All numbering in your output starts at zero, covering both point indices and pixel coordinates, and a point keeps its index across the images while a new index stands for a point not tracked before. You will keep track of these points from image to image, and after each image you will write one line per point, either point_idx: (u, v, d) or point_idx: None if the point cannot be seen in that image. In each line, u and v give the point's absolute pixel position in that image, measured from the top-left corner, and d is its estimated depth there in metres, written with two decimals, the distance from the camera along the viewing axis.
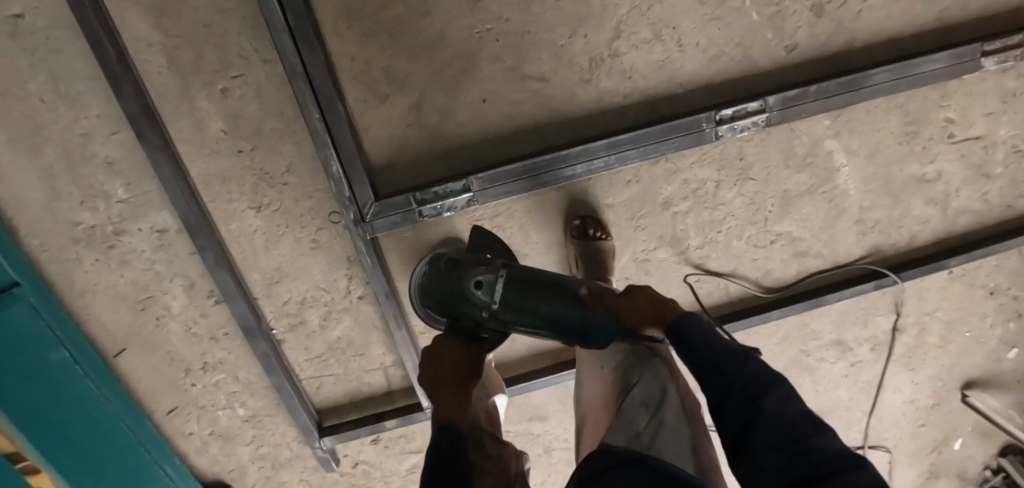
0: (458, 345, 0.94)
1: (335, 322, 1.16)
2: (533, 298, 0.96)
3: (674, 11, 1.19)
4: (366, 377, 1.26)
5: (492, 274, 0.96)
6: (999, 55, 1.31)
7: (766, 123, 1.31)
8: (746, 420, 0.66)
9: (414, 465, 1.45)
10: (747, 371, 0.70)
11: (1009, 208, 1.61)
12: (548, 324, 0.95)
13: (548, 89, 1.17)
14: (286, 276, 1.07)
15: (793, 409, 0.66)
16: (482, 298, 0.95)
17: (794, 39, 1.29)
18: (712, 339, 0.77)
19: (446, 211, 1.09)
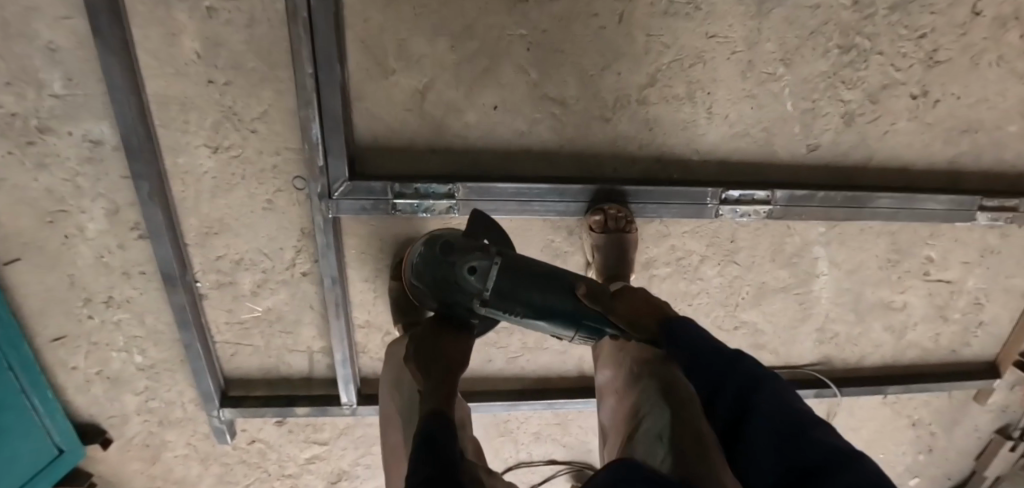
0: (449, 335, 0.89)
1: (268, 292, 1.03)
2: (530, 289, 0.88)
3: (711, 76, 1.13)
4: (287, 357, 1.13)
5: (485, 260, 0.89)
6: (993, 212, 1.34)
7: (768, 215, 1.28)
8: (739, 423, 0.60)
9: (315, 456, 1.33)
10: (737, 367, 0.63)
11: (953, 352, 1.63)
12: (545, 315, 0.89)
13: (565, 117, 1.09)
14: (226, 230, 0.95)
15: (791, 404, 0.59)
16: (474, 285, 0.88)
17: (818, 139, 1.25)
18: (699, 335, 0.69)
19: (423, 211, 0.99)
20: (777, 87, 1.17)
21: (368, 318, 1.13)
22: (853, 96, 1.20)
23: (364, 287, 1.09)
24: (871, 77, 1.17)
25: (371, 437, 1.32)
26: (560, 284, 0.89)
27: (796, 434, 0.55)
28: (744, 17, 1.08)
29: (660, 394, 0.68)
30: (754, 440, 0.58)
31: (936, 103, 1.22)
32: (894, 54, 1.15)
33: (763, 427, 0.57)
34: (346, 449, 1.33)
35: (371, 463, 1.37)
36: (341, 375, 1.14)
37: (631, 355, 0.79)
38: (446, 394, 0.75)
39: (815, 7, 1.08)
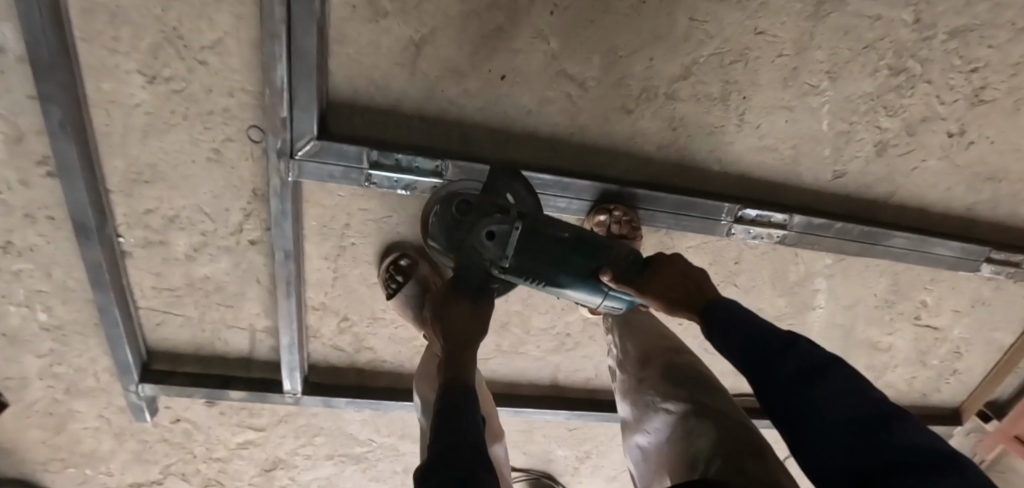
0: (462, 302, 0.78)
1: (207, 257, 0.86)
2: (554, 258, 0.80)
3: (751, 78, 0.99)
4: (225, 334, 0.96)
5: (505, 224, 0.75)
6: (998, 266, 1.26)
7: (781, 240, 1.16)
8: (798, 418, 0.56)
9: (248, 441, 1.15)
10: (796, 358, 0.59)
11: (923, 396, 1.59)
12: (568, 284, 0.82)
13: (583, 101, 0.93)
14: (160, 179, 0.78)
15: (857, 397, 0.54)
16: (492, 253, 0.76)
17: (846, 166, 1.12)
18: (751, 320, 0.65)
19: (402, 188, 0.83)
20: (817, 103, 1.03)
21: (324, 301, 0.97)
22: (892, 123, 1.07)
23: (324, 265, 0.92)
24: (913, 108, 1.05)
25: (315, 428, 1.16)
26: (586, 253, 0.81)
27: (867, 435, 0.51)
28: (800, 17, 0.93)
29: (697, 402, 0.66)
30: (817, 440, 0.54)
31: (970, 144, 1.11)
32: (942, 85, 1.02)
33: (825, 425, 0.53)
34: (287, 436, 1.16)
35: (311, 455, 1.22)
36: (285, 360, 0.98)
37: (664, 357, 0.78)
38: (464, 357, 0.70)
39: (876, 20, 0.94)
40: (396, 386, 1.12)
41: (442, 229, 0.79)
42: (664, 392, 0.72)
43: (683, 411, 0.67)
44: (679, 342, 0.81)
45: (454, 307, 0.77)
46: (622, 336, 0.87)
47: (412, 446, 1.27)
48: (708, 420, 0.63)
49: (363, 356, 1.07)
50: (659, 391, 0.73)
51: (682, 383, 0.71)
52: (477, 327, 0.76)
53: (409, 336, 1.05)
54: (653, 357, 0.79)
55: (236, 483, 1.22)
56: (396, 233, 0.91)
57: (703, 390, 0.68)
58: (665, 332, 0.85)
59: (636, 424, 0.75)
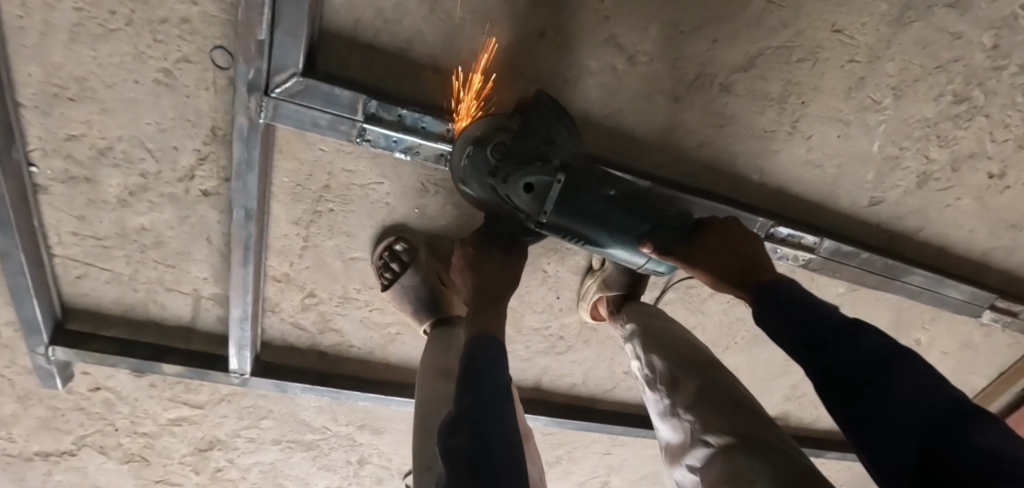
0: (493, 258, 0.73)
1: (147, 204, 0.70)
2: (598, 219, 0.68)
3: (815, 82, 0.82)
4: (163, 297, 0.80)
5: (546, 175, 0.64)
6: (998, 313, 1.14)
7: (804, 264, 1.01)
8: (858, 415, 0.48)
9: (181, 418, 0.99)
10: (858, 347, 0.50)
11: None
12: (607, 246, 0.72)
13: (629, 78, 0.77)
14: (88, 100, 0.60)
15: (933, 397, 0.45)
16: (527, 205, 0.66)
17: (884, 194, 0.98)
18: (812, 305, 0.57)
19: (401, 150, 0.67)
20: (873, 121, 0.87)
21: (288, 272, 0.80)
22: (939, 156, 0.92)
23: (292, 231, 0.75)
24: (964, 143, 0.90)
25: (262, 411, 1.00)
26: (633, 216, 0.69)
27: (940, 440, 0.43)
28: (882, 21, 0.76)
29: (744, 438, 0.62)
30: (877, 440, 0.46)
31: (1004, 190, 0.98)
32: (998, 123, 0.88)
33: (886, 423, 0.46)
34: (228, 419, 1.00)
35: (255, 439, 1.05)
36: (234, 337, 0.81)
37: (696, 370, 0.73)
38: (494, 319, 0.68)
39: (956, 38, 0.78)
40: (361, 373, 0.95)
41: (475, 177, 0.66)
42: (703, 419, 0.67)
43: (727, 446, 0.62)
44: (711, 357, 0.76)
45: (487, 265, 0.73)
46: (645, 348, 0.81)
47: (372, 438, 1.10)
48: (755, 461, 0.59)
49: (327, 339, 0.89)
50: (695, 416, 0.68)
51: (720, 409, 0.66)
52: (506, 285, 0.73)
53: (385, 321, 0.89)
54: (682, 374, 0.74)
55: (166, 461, 1.06)
56: (384, 204, 0.75)
57: (745, 419, 0.64)
58: (695, 343, 0.79)
59: (677, 452, 0.71)
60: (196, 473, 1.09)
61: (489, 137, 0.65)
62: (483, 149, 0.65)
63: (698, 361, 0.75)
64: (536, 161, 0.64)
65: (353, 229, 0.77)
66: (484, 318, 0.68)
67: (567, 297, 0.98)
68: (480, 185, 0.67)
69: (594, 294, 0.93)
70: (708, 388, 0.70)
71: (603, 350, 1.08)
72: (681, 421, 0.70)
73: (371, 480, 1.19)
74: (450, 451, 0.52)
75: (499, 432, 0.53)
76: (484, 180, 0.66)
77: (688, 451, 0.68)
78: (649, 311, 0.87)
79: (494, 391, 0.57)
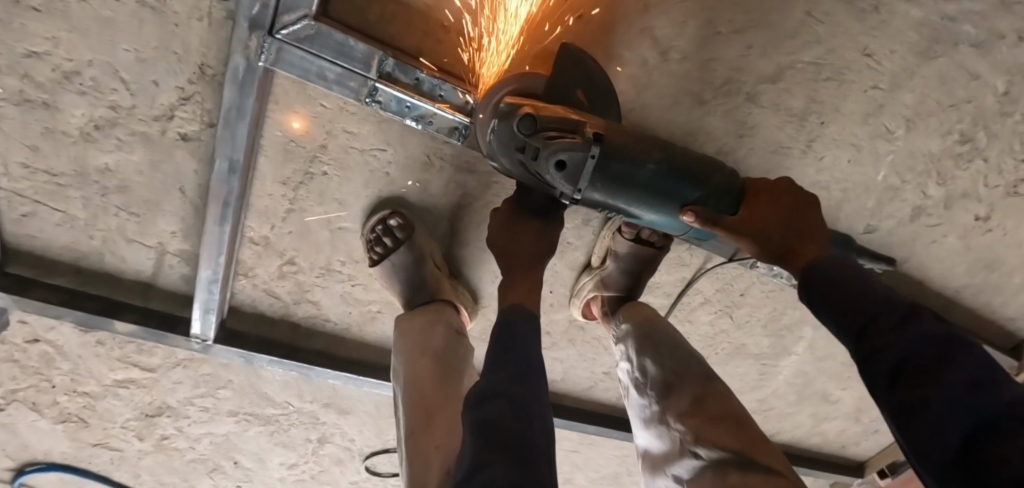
0: (528, 222, 0.68)
1: (115, 142, 0.62)
2: (636, 196, 0.61)
3: (837, 102, 0.77)
4: (121, 249, 0.72)
5: (580, 151, 0.56)
6: None
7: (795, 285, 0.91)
8: (898, 407, 0.43)
9: (128, 380, 0.91)
10: (908, 330, 0.43)
11: None
12: (648, 220, 0.65)
13: (658, 75, 0.71)
14: (55, 15, 0.52)
15: (990, 395, 0.40)
16: (560, 182, 0.59)
17: (879, 225, 0.92)
18: (863, 284, 0.49)
19: (413, 118, 0.62)
20: (882, 151, 0.83)
21: (267, 236, 0.72)
22: (934, 192, 0.88)
23: (279, 192, 0.68)
24: (959, 183, 0.86)
25: (221, 380, 0.92)
26: (676, 187, 0.61)
27: (988, 444, 0.38)
28: (911, 51, 0.72)
29: (733, 451, 0.61)
30: (917, 436, 0.41)
31: (985, 234, 0.93)
32: (993, 168, 0.85)
33: (928, 419, 0.40)
34: (179, 385, 0.92)
35: (209, 409, 0.97)
36: (199, 299, 0.74)
37: (695, 378, 0.71)
38: (525, 290, 0.65)
39: (974, 79, 0.74)
40: (332, 351, 0.88)
41: (503, 152, 0.59)
42: (695, 430, 0.65)
43: (719, 461, 0.61)
44: (706, 365, 0.73)
45: (518, 229, 0.67)
46: (639, 351, 0.78)
47: (337, 417, 1.04)
48: (749, 478, 0.58)
49: (301, 310, 0.82)
50: (687, 425, 0.66)
51: (714, 423, 0.64)
52: (541, 252, 0.68)
53: (366, 299, 0.82)
54: (678, 382, 0.71)
55: (107, 425, 0.98)
56: (383, 174, 0.69)
57: (739, 435, 0.62)
58: (689, 348, 0.75)
59: (663, 460, 0.68)
60: (140, 440, 1.01)
61: (515, 110, 0.57)
62: (510, 124, 0.57)
63: (697, 369, 0.72)
64: (566, 135, 0.56)
65: (346, 196, 0.71)
66: (515, 290, 0.65)
67: (559, 293, 0.92)
68: (509, 160, 0.60)
69: (589, 292, 0.88)
70: (706, 400, 0.67)
71: (587, 351, 1.02)
72: (672, 430, 0.68)
73: (330, 460, 1.13)
74: (476, 416, 0.52)
75: (531, 402, 0.53)
76: (513, 155, 0.59)
77: (676, 460, 0.66)
78: (646, 313, 0.82)
79: (524, 363, 0.56)
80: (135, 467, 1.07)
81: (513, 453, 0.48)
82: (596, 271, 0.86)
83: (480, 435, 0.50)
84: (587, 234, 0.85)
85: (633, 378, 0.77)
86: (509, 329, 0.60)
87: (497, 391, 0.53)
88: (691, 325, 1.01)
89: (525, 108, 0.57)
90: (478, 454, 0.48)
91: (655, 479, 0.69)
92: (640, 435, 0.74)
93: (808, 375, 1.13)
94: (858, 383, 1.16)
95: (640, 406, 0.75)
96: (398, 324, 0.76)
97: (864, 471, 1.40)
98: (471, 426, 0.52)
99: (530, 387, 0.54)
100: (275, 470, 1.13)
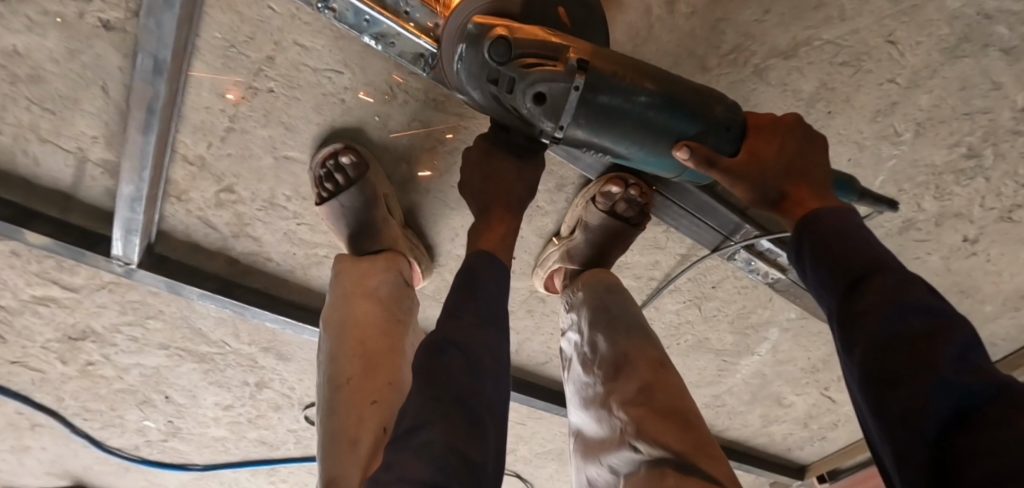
0: (505, 158, 0.61)
1: (25, 20, 0.53)
2: (625, 131, 0.52)
3: (849, 92, 0.69)
4: (35, 150, 0.64)
5: (562, 82, 0.49)
6: None
7: (770, 283, 0.87)
8: (873, 381, 0.36)
9: (48, 298, 0.83)
10: (898, 297, 0.37)
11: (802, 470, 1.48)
12: (636, 163, 0.55)
13: (662, 32, 0.64)
14: None
15: (983, 380, 0.33)
16: (543, 117, 0.52)
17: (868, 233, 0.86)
18: (864, 245, 0.43)
19: (372, 35, 0.54)
20: (885, 155, 0.76)
21: (203, 156, 0.65)
22: (929, 206, 0.82)
23: (216, 105, 0.60)
24: (956, 200, 0.81)
25: (150, 309, 0.85)
26: (669, 119, 0.52)
27: (975, 432, 0.31)
28: (937, 46, 0.65)
29: (667, 448, 0.56)
30: (885, 415, 0.35)
31: (969, 257, 0.88)
32: (992, 189, 0.79)
33: (902, 394, 0.34)
34: (104, 309, 0.85)
35: (138, 339, 0.90)
36: (121, 218, 0.66)
37: (645, 363, 0.66)
38: (501, 234, 0.59)
39: (995, 89, 0.69)
40: (273, 292, 0.81)
41: (474, 84, 0.52)
42: (637, 421, 0.60)
43: (659, 458, 0.56)
44: (660, 350, 0.68)
45: (496, 167, 0.60)
46: (590, 323, 0.73)
47: (276, 363, 0.98)
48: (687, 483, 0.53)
49: (240, 245, 0.75)
50: (627, 414, 0.61)
51: (659, 416, 0.59)
52: (523, 202, 0.62)
53: (312, 242, 0.76)
54: (626, 362, 0.66)
55: (26, 343, 0.91)
56: (337, 101, 0.62)
57: (685, 433, 0.57)
58: (644, 327, 0.71)
59: (598, 447, 0.65)
60: (63, 362, 0.94)
61: (486, 32, 0.50)
62: (480, 50, 0.50)
63: (651, 349, 0.68)
64: (547, 64, 0.48)
65: (294, 121, 0.63)
66: (488, 239, 0.59)
67: (524, 259, 0.86)
68: (480, 94, 0.53)
69: (554, 263, 0.82)
70: (655, 389, 0.62)
71: (546, 325, 0.97)
72: (611, 417, 0.63)
73: (267, 406, 1.08)
74: (426, 365, 0.48)
75: (492, 359, 0.49)
76: (485, 87, 0.52)
77: (613, 449, 0.62)
78: (605, 283, 0.76)
79: (490, 310, 0.52)
80: (57, 390, 1.00)
81: (461, 411, 0.45)
82: (563, 240, 0.80)
83: (428, 390, 0.46)
84: (560, 200, 0.78)
85: (580, 352, 0.73)
86: (472, 274, 0.54)
87: (454, 341, 0.48)
88: (656, 312, 0.95)
89: (497, 30, 0.49)
90: (428, 411, 0.45)
91: (586, 465, 0.66)
92: (577, 415, 0.71)
93: (766, 376, 1.10)
94: (814, 389, 1.14)
95: (584, 387, 0.70)
96: (338, 266, 0.70)
97: (804, 474, 1.40)
98: (420, 376, 0.48)
99: (493, 339, 0.50)
100: (208, 409, 1.07)
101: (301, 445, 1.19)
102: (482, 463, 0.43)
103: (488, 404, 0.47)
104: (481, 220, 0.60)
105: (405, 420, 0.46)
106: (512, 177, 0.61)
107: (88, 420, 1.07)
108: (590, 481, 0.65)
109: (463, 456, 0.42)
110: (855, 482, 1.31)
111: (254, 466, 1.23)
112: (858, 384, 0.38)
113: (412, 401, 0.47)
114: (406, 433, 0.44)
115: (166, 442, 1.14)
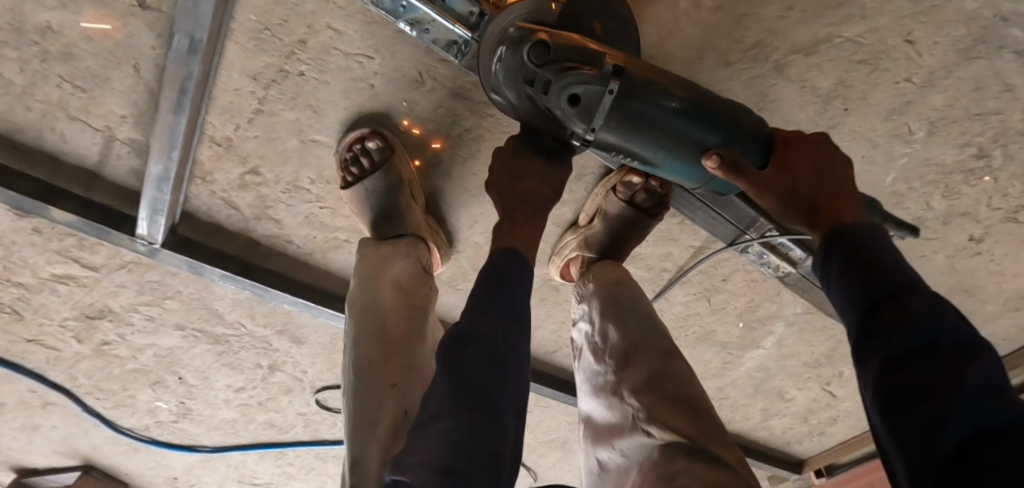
0: (532, 160, 0.62)
1: None
2: (654, 134, 0.53)
3: (867, 89, 0.70)
4: (64, 127, 0.64)
5: (597, 85, 0.50)
6: None
7: (780, 277, 0.88)
8: (893, 391, 0.36)
9: (67, 276, 0.84)
10: (923, 314, 0.37)
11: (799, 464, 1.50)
12: (662, 169, 0.57)
13: (687, 26, 0.64)
14: None
15: (1005, 402, 0.32)
16: (575, 117, 0.53)
17: None
18: (890, 258, 0.42)
19: (408, 21, 0.55)
20: (897, 153, 0.77)
21: (230, 137, 0.65)
22: (937, 205, 0.83)
23: (246, 87, 0.61)
24: (963, 200, 0.82)
25: (168, 290, 0.86)
26: (697, 126, 0.53)
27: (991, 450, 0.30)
28: (954, 46, 0.66)
29: (676, 435, 0.56)
30: (904, 425, 0.34)
31: (973, 256, 0.90)
32: (1000, 189, 0.80)
33: (922, 408, 0.33)
34: (122, 288, 0.86)
35: (155, 319, 0.91)
36: (147, 197, 0.67)
37: (656, 358, 0.66)
38: (524, 229, 0.60)
39: (1007, 90, 0.69)
40: (290, 276, 0.82)
41: (510, 84, 0.54)
42: (649, 408, 0.61)
43: (667, 442, 0.57)
44: (671, 345, 0.68)
45: (524, 165, 0.61)
46: (602, 314, 0.74)
47: (290, 346, 0.99)
48: (695, 466, 0.52)
49: (261, 227, 0.76)
50: (640, 402, 0.62)
51: (669, 405, 0.60)
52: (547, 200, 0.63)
53: (332, 226, 0.76)
54: (637, 353, 0.67)
55: (42, 321, 0.91)
56: (365, 86, 0.62)
57: (694, 421, 0.58)
58: (656, 323, 0.71)
59: (609, 432, 0.66)
60: (78, 341, 0.95)
61: (527, 36, 0.51)
62: (520, 52, 0.51)
63: (663, 343, 0.68)
64: (584, 67, 0.50)
65: (322, 104, 0.64)
66: (513, 234, 0.59)
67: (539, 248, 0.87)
68: (515, 93, 0.54)
69: (570, 252, 0.83)
70: (669, 381, 0.63)
71: (557, 314, 0.98)
72: (623, 404, 0.64)
73: (278, 389, 1.09)
74: (450, 356, 0.49)
75: (512, 354, 0.50)
76: (521, 87, 0.53)
77: (624, 434, 0.63)
78: (615, 277, 0.77)
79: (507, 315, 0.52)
80: (71, 368, 1.01)
81: (481, 406, 0.46)
82: (580, 230, 0.82)
83: (453, 379, 0.47)
84: (579, 189, 0.79)
85: (591, 342, 0.74)
86: (497, 273, 0.55)
87: (480, 335, 0.49)
88: (666, 304, 0.96)
89: (539, 34, 0.51)
90: (453, 402, 0.46)
91: (596, 450, 0.67)
92: (587, 402, 0.72)
93: (770, 370, 1.11)
94: (816, 384, 1.15)
95: (597, 376, 0.71)
96: (361, 251, 0.71)
97: (802, 468, 1.42)
98: (445, 367, 0.49)
99: (512, 338, 0.51)
100: (219, 391, 1.08)
101: (309, 429, 1.21)
102: (502, 449, 0.45)
103: (508, 401, 0.48)
104: (505, 219, 0.61)
105: (429, 411, 0.47)
106: (540, 176, 0.62)
107: (100, 399, 1.08)
108: (599, 465, 0.66)
109: (480, 445, 0.43)
110: (850, 477, 1.33)
111: (260, 449, 1.24)
112: (872, 396, 0.37)
113: (439, 391, 0.48)
114: (432, 423, 0.45)
115: (176, 423, 1.16)
